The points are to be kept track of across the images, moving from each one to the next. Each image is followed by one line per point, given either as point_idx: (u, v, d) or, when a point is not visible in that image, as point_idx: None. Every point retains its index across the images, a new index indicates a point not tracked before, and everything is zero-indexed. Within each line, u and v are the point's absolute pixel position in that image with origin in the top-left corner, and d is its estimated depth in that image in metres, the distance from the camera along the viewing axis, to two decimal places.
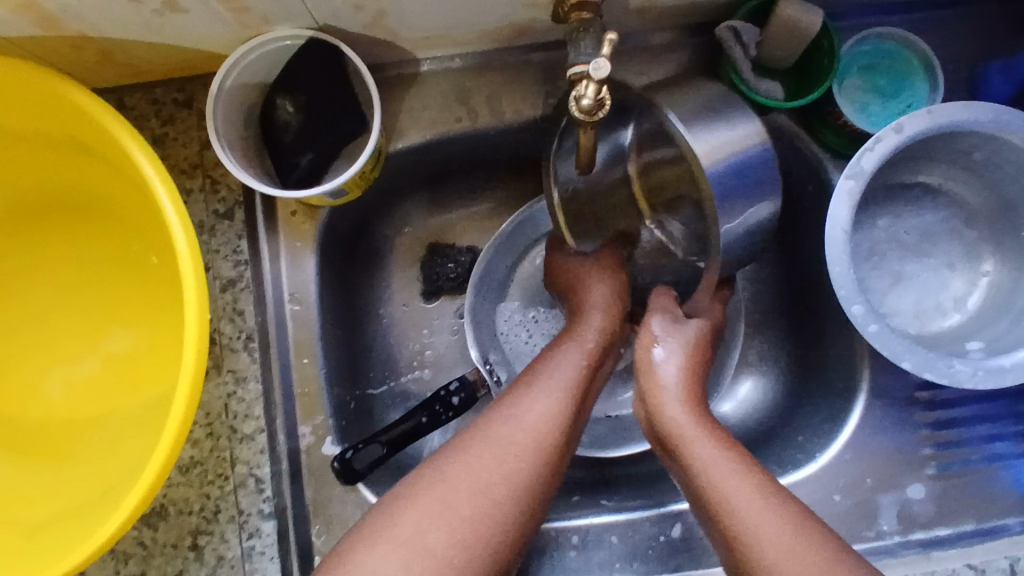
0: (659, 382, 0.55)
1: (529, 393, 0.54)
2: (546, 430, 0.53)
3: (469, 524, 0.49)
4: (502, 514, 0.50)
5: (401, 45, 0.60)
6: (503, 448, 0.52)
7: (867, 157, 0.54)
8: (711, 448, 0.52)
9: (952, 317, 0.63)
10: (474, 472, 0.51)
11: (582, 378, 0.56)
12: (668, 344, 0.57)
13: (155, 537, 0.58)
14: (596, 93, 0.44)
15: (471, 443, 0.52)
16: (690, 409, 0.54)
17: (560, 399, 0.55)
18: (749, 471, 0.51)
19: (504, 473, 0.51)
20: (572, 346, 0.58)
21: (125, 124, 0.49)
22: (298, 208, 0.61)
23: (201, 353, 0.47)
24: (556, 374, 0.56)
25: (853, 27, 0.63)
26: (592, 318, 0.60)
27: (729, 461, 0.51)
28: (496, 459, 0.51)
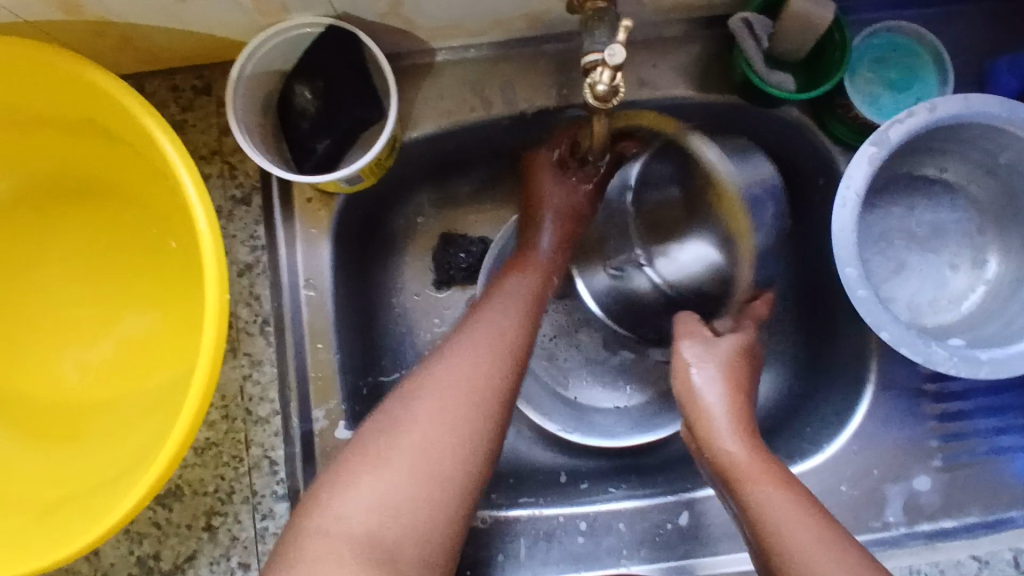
0: (705, 412, 0.57)
1: (456, 351, 0.54)
2: (477, 382, 0.53)
3: (424, 464, 0.50)
4: (452, 480, 0.50)
5: (417, 34, 0.60)
6: (439, 407, 0.51)
7: (895, 129, 0.55)
8: (760, 480, 0.52)
9: (952, 314, 0.64)
10: (426, 421, 0.51)
11: (518, 337, 0.57)
12: (704, 370, 0.59)
13: (170, 518, 0.59)
14: (610, 79, 0.45)
15: (421, 389, 0.52)
16: (741, 440, 0.55)
17: (498, 338, 0.56)
18: (805, 503, 0.51)
19: (465, 385, 0.53)
20: (507, 300, 0.59)
21: (148, 107, 0.49)
22: (315, 195, 0.62)
23: (220, 333, 0.48)
24: (499, 319, 0.57)
25: (865, 20, 0.64)
26: (530, 279, 0.62)
27: (782, 494, 0.51)
28: (441, 399, 0.52)
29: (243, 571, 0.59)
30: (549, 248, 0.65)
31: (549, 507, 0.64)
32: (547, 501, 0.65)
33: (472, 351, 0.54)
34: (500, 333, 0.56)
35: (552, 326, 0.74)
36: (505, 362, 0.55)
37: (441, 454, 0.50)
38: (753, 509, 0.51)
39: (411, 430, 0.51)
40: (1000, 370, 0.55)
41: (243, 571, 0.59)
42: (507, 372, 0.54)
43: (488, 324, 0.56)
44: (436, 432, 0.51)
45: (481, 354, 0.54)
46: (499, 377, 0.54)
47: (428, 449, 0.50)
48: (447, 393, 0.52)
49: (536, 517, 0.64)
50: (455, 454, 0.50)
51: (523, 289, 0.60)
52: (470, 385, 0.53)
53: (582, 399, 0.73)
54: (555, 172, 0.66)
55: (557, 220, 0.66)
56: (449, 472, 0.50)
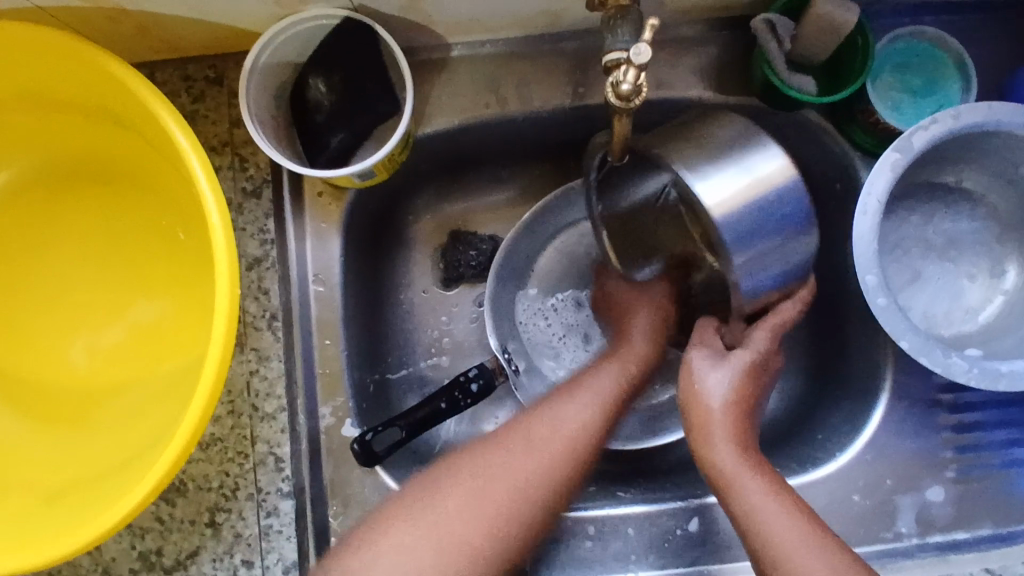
0: (708, 418, 0.55)
1: (575, 400, 0.58)
2: (569, 440, 0.56)
3: (509, 498, 0.53)
4: (506, 508, 0.53)
5: (433, 28, 0.59)
6: (511, 463, 0.54)
7: (919, 136, 0.55)
8: (758, 492, 0.52)
9: (969, 324, 0.63)
10: (500, 478, 0.53)
11: (616, 400, 0.59)
12: (712, 372, 0.55)
13: (173, 513, 0.59)
14: (635, 78, 0.44)
15: (500, 442, 0.55)
16: (738, 446, 0.54)
17: (599, 407, 0.58)
18: (794, 511, 0.52)
19: (561, 445, 0.55)
20: (591, 397, 0.59)
21: (161, 96, 0.49)
22: (325, 188, 0.61)
23: (231, 328, 0.47)
24: (608, 377, 0.60)
25: (887, 25, 0.63)
26: (618, 369, 0.61)
27: (775, 505, 0.52)
28: (537, 453, 0.55)
29: (246, 568, 0.58)
30: (634, 297, 0.65)
31: None
32: None
33: (532, 431, 0.56)
34: (582, 421, 0.57)
35: (561, 325, 0.73)
36: (592, 414, 0.58)
37: (531, 497, 0.53)
38: (744, 516, 0.52)
39: (518, 478, 0.54)
40: (1018, 382, 0.54)
41: (246, 568, 0.58)
42: (587, 448, 0.56)
43: (596, 389, 0.59)
44: (536, 474, 0.54)
45: (576, 420, 0.57)
46: (584, 441, 0.56)
47: (522, 480, 0.54)
48: (551, 440, 0.55)
49: None
50: (546, 476, 0.54)
51: (609, 380, 0.60)
52: (565, 438, 0.56)
53: None
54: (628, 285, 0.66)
55: (650, 309, 0.64)
56: (537, 492, 0.54)
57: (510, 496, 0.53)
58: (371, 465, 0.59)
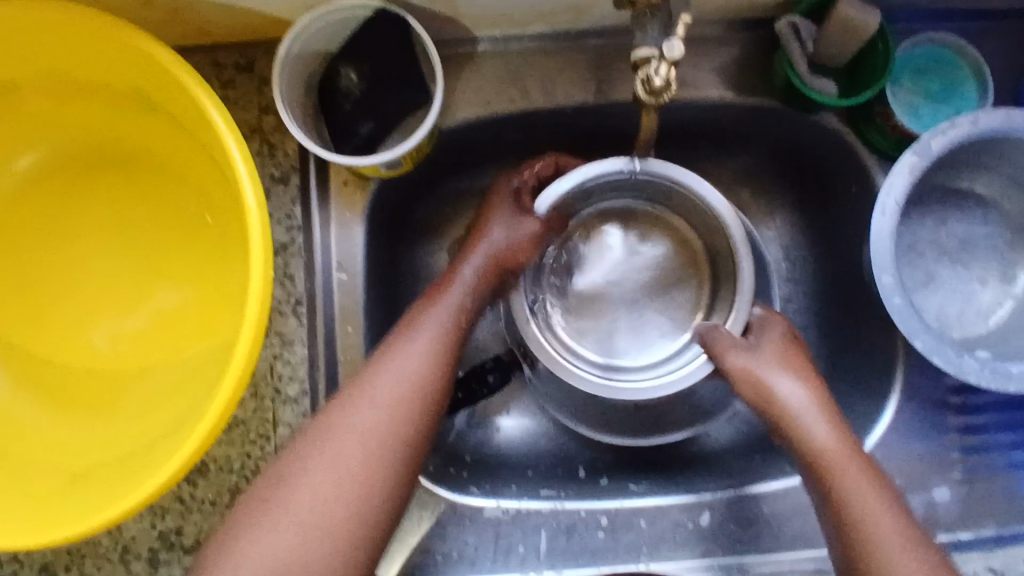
0: (786, 405, 0.57)
1: (402, 353, 0.55)
2: (393, 413, 0.53)
3: (377, 438, 0.52)
4: (371, 480, 0.51)
5: (462, 22, 0.60)
6: (366, 432, 0.52)
7: (938, 140, 0.56)
8: (847, 474, 0.54)
9: (979, 327, 0.64)
10: (352, 446, 0.52)
11: (438, 370, 0.55)
12: (763, 363, 0.59)
13: (194, 493, 0.59)
14: (666, 73, 0.46)
15: (355, 407, 0.53)
16: (832, 428, 0.56)
17: (446, 330, 0.57)
18: (880, 493, 0.53)
19: (395, 398, 0.53)
20: (423, 335, 0.56)
21: (200, 81, 0.50)
22: (350, 177, 0.62)
23: (263, 310, 0.48)
24: (421, 348, 0.55)
25: (906, 31, 0.64)
26: (475, 268, 0.59)
27: (869, 489, 0.53)
28: (398, 383, 0.54)
29: None
30: (497, 220, 0.61)
31: (571, 501, 0.65)
32: (570, 496, 0.65)
33: (389, 373, 0.54)
34: (433, 341, 0.56)
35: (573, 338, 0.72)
36: (427, 366, 0.55)
37: (396, 428, 0.53)
38: (839, 500, 0.53)
39: (364, 418, 0.52)
40: None
41: None
42: (417, 403, 0.54)
43: (405, 364, 0.54)
44: (383, 413, 0.53)
45: (399, 372, 0.54)
46: (411, 408, 0.54)
47: (383, 425, 0.53)
48: (398, 378, 0.54)
49: (557, 510, 0.64)
50: (399, 428, 0.53)
51: (461, 295, 0.58)
52: (390, 413, 0.53)
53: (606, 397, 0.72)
54: (502, 196, 0.62)
55: (496, 241, 0.60)
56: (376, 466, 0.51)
57: (365, 467, 0.51)
58: None
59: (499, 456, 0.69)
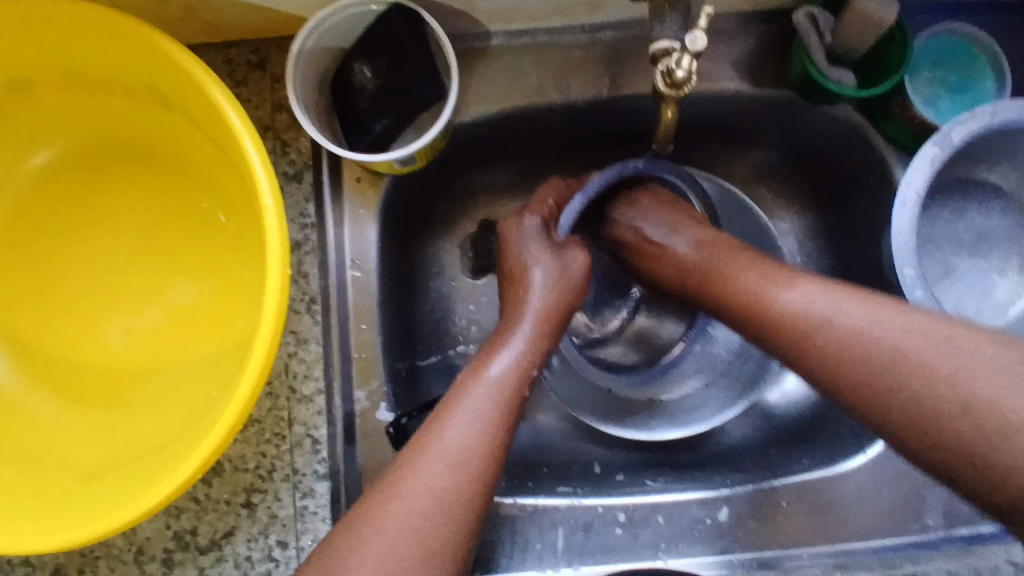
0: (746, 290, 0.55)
1: (475, 393, 0.52)
2: (468, 453, 0.49)
3: (445, 502, 0.48)
4: (448, 517, 0.47)
5: (475, 16, 0.60)
6: (444, 469, 0.48)
7: (958, 131, 0.55)
8: (815, 316, 0.51)
9: (999, 321, 0.63)
10: (431, 483, 0.48)
11: (512, 404, 0.52)
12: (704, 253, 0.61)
13: (210, 493, 0.59)
14: (688, 65, 0.45)
15: (429, 446, 0.49)
16: (790, 284, 0.54)
17: (510, 386, 0.53)
18: (871, 303, 0.50)
19: (458, 453, 0.49)
20: (496, 377, 0.53)
21: (214, 77, 0.49)
22: (363, 174, 0.61)
23: (281, 307, 0.47)
24: (493, 388, 0.52)
25: (923, 23, 0.63)
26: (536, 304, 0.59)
27: (848, 305, 0.50)
28: (462, 437, 0.50)
29: (281, 549, 0.59)
30: (544, 262, 0.61)
31: (587, 497, 0.63)
32: (586, 492, 0.65)
33: (454, 431, 0.50)
34: (495, 400, 0.52)
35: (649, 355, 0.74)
36: (489, 426, 0.50)
37: (461, 482, 0.48)
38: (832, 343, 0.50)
39: (434, 481, 0.48)
40: None
41: (282, 549, 0.59)
42: (492, 445, 0.50)
43: (482, 404, 0.51)
44: (445, 470, 0.48)
45: (461, 434, 0.50)
46: (489, 446, 0.50)
47: (452, 485, 0.48)
48: (467, 437, 0.50)
49: (575, 507, 0.62)
50: (471, 479, 0.49)
51: (524, 348, 0.56)
52: (463, 454, 0.49)
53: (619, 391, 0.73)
54: (531, 235, 0.63)
55: (544, 291, 0.60)
56: (455, 501, 0.48)
57: (444, 500, 0.48)
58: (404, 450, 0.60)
59: (513, 453, 0.69)
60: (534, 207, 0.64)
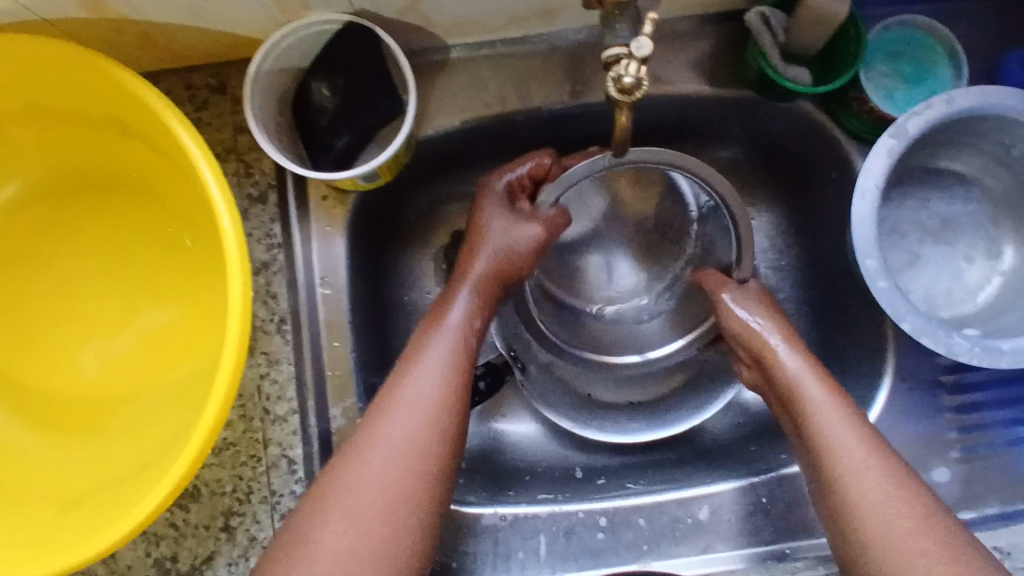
0: (813, 397, 0.56)
1: (424, 361, 0.56)
2: (426, 414, 0.54)
3: (408, 460, 0.52)
4: (407, 474, 0.52)
5: (433, 31, 0.60)
6: (400, 434, 0.53)
7: (913, 121, 0.56)
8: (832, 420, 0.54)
9: (968, 305, 0.64)
10: (390, 447, 0.52)
11: (462, 362, 0.57)
12: (745, 309, 0.63)
13: (187, 518, 0.59)
14: (636, 70, 0.46)
15: (385, 414, 0.54)
16: (851, 424, 0.54)
17: (445, 370, 0.56)
18: (885, 462, 0.52)
19: (394, 451, 0.52)
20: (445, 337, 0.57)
21: (168, 101, 0.49)
22: (329, 193, 0.61)
23: (245, 327, 0.47)
24: (444, 349, 0.57)
25: (877, 15, 0.64)
26: (484, 261, 0.61)
27: (867, 452, 0.53)
28: (396, 435, 0.53)
29: None
30: (498, 225, 0.62)
31: (567, 503, 0.64)
32: (565, 498, 0.65)
33: (390, 429, 0.53)
34: (424, 395, 0.54)
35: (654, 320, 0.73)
36: (444, 383, 0.55)
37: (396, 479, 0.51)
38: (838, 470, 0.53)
39: (392, 442, 0.52)
40: (1020, 359, 0.55)
41: None
42: (447, 405, 0.55)
43: (439, 365, 0.56)
44: (381, 469, 0.52)
45: (419, 394, 0.54)
46: (446, 404, 0.54)
47: (393, 485, 0.51)
48: (405, 433, 0.53)
49: (555, 514, 0.63)
50: (428, 440, 0.53)
51: (458, 337, 0.57)
52: (419, 414, 0.54)
53: (597, 394, 0.73)
54: (498, 201, 0.63)
55: (493, 254, 0.62)
56: (417, 460, 0.52)
57: (403, 466, 0.52)
58: None
59: (494, 464, 0.69)
60: (512, 167, 0.64)
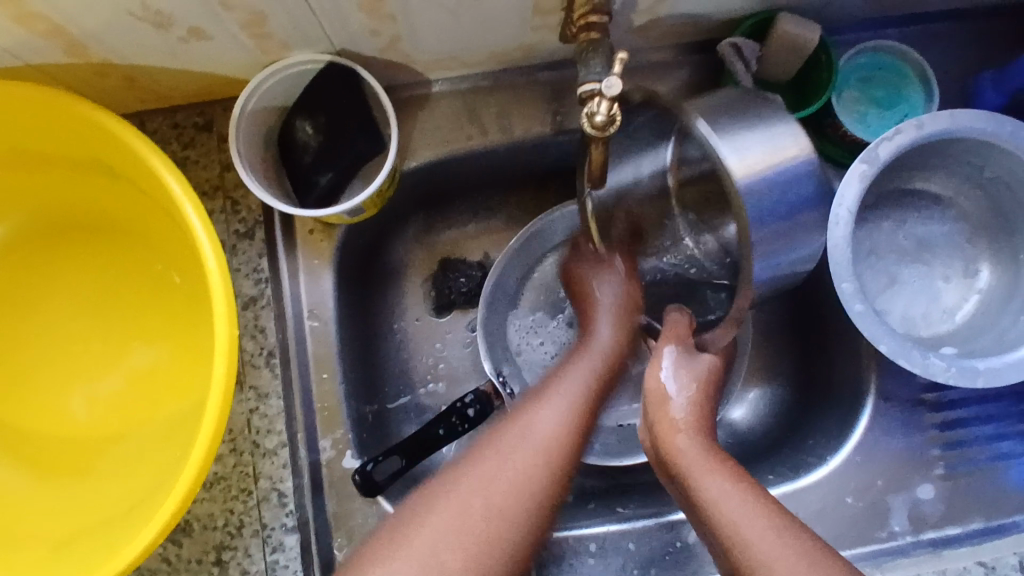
0: (670, 414, 0.56)
1: (558, 393, 0.57)
2: (550, 444, 0.54)
3: (530, 481, 0.52)
4: (506, 508, 0.50)
5: (414, 67, 0.61)
6: (518, 458, 0.52)
7: (884, 147, 0.57)
8: (707, 470, 0.51)
9: (946, 324, 0.65)
10: (513, 465, 0.52)
11: (585, 396, 0.58)
12: (677, 374, 0.57)
13: (180, 553, 0.59)
14: (608, 109, 0.47)
15: (506, 437, 0.54)
16: (698, 436, 0.54)
17: (573, 405, 0.57)
18: (752, 494, 0.50)
19: (522, 473, 0.52)
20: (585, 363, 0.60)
21: (153, 145, 0.50)
22: (316, 227, 0.63)
23: (231, 366, 0.48)
24: (578, 377, 0.59)
25: (848, 42, 0.66)
26: (612, 313, 0.64)
27: (738, 490, 0.50)
28: (507, 468, 0.52)
29: None
30: (607, 288, 0.65)
31: (557, 529, 0.64)
32: (555, 524, 0.65)
33: (511, 456, 0.52)
34: (548, 432, 0.54)
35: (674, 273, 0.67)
36: (570, 413, 0.56)
37: (527, 492, 0.51)
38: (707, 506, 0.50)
39: (518, 457, 0.52)
40: (996, 378, 0.56)
41: None
42: (568, 449, 0.54)
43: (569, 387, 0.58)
44: (509, 486, 0.51)
45: (552, 416, 0.55)
46: (563, 448, 0.54)
47: (493, 506, 0.50)
48: (519, 454, 0.53)
49: (546, 541, 0.64)
50: (540, 478, 0.52)
51: (582, 381, 0.59)
52: (548, 447, 0.53)
53: None
54: (601, 266, 0.66)
55: (608, 316, 0.64)
56: (533, 485, 0.52)
57: (511, 502, 0.51)
58: (373, 495, 0.60)
59: None
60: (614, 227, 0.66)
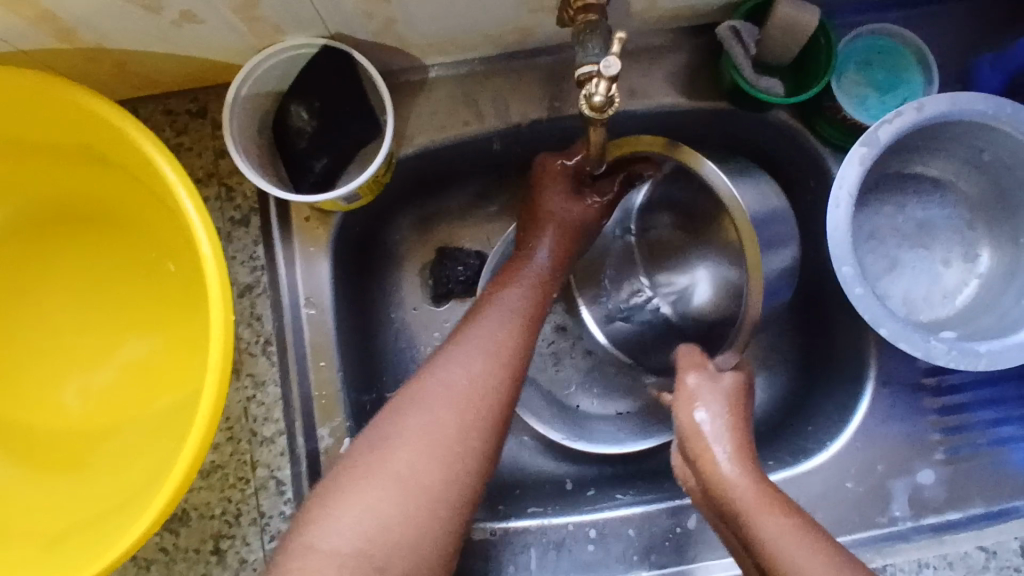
0: (706, 446, 0.53)
1: (458, 353, 0.54)
2: (449, 397, 0.52)
3: (450, 441, 0.51)
4: (431, 489, 0.50)
5: (409, 52, 0.61)
6: (435, 418, 0.51)
7: (884, 129, 0.56)
8: (764, 510, 0.50)
9: (946, 308, 0.64)
10: (421, 431, 0.51)
11: (515, 348, 0.55)
12: (709, 408, 0.55)
13: (177, 543, 0.59)
14: (606, 89, 0.46)
15: (417, 398, 0.52)
16: (746, 469, 0.52)
17: (483, 359, 0.54)
18: (815, 540, 0.49)
19: (448, 434, 0.51)
20: (505, 315, 0.57)
21: (146, 130, 0.50)
22: (312, 214, 0.62)
23: (226, 352, 0.48)
24: (499, 326, 0.56)
25: (848, 24, 0.65)
26: (528, 291, 0.59)
27: (797, 533, 0.49)
28: (428, 416, 0.51)
29: None
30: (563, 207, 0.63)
31: (557, 516, 0.64)
32: (554, 511, 0.65)
33: (427, 411, 0.51)
34: (461, 387, 0.52)
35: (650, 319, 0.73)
36: (492, 370, 0.54)
37: (440, 448, 0.50)
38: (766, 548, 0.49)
39: (422, 418, 0.51)
40: (997, 361, 0.56)
41: None
42: (486, 405, 0.53)
43: (484, 339, 0.55)
44: (420, 454, 0.50)
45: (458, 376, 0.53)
46: (482, 392, 0.53)
47: (412, 476, 0.50)
48: (442, 424, 0.51)
49: (545, 528, 0.63)
50: (461, 430, 0.51)
51: (517, 301, 0.58)
52: (448, 397, 0.52)
53: (586, 407, 0.74)
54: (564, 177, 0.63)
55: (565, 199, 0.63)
56: (451, 440, 0.51)
57: (436, 478, 0.50)
58: None
59: None
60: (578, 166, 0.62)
